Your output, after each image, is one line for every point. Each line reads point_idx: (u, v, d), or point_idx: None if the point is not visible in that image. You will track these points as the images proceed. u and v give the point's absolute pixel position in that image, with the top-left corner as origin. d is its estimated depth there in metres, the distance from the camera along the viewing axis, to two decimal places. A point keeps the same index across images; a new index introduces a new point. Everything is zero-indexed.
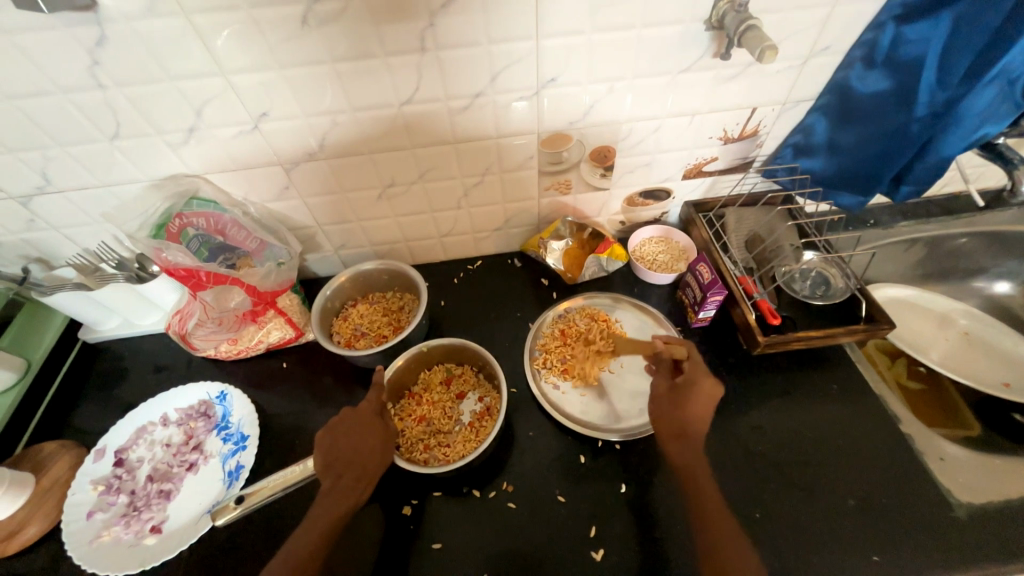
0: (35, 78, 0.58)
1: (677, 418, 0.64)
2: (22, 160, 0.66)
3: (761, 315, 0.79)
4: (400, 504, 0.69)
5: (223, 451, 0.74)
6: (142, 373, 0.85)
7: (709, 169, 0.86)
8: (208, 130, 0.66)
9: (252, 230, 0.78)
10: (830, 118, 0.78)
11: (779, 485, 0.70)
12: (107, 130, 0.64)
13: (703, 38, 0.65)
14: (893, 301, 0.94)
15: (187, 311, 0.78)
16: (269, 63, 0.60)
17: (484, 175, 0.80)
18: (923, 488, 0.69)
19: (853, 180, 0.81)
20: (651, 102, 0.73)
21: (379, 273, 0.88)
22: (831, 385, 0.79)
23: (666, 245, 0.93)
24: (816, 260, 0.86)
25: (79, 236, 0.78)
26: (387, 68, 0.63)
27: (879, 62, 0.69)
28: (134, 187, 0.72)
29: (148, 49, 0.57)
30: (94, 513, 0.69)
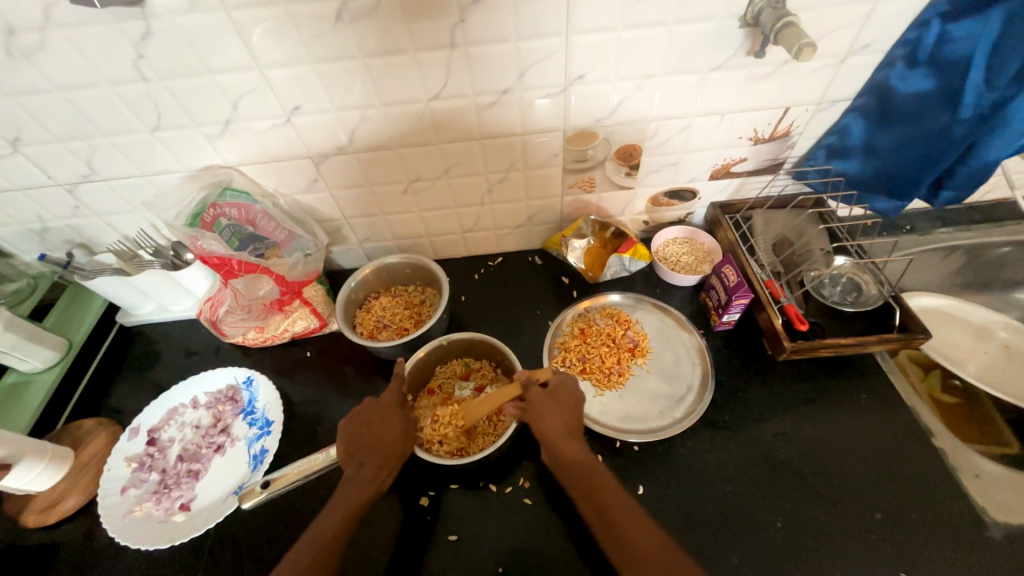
0: (85, 71, 0.60)
1: (571, 418, 0.64)
2: (70, 149, 0.69)
3: (788, 320, 0.77)
4: (417, 495, 0.70)
5: (249, 435, 0.76)
6: (174, 356, 0.88)
7: (737, 169, 0.84)
8: (243, 123, 0.68)
9: (282, 222, 0.80)
10: (868, 120, 0.75)
11: (802, 495, 0.68)
12: (149, 122, 0.67)
13: (737, 35, 0.64)
14: (928, 310, 0.91)
15: (219, 297, 0.80)
16: (303, 57, 0.62)
17: (508, 172, 0.80)
18: (955, 505, 0.66)
19: (889, 185, 0.78)
20: (679, 101, 0.72)
21: (402, 267, 0.89)
22: (860, 394, 0.76)
23: (690, 246, 0.92)
24: (847, 266, 0.83)
25: (120, 223, 0.81)
26: (417, 63, 0.64)
27: (922, 61, 0.66)
28: (171, 177, 0.75)
29: (189, 43, 0.59)
30: (128, 489, 0.72)
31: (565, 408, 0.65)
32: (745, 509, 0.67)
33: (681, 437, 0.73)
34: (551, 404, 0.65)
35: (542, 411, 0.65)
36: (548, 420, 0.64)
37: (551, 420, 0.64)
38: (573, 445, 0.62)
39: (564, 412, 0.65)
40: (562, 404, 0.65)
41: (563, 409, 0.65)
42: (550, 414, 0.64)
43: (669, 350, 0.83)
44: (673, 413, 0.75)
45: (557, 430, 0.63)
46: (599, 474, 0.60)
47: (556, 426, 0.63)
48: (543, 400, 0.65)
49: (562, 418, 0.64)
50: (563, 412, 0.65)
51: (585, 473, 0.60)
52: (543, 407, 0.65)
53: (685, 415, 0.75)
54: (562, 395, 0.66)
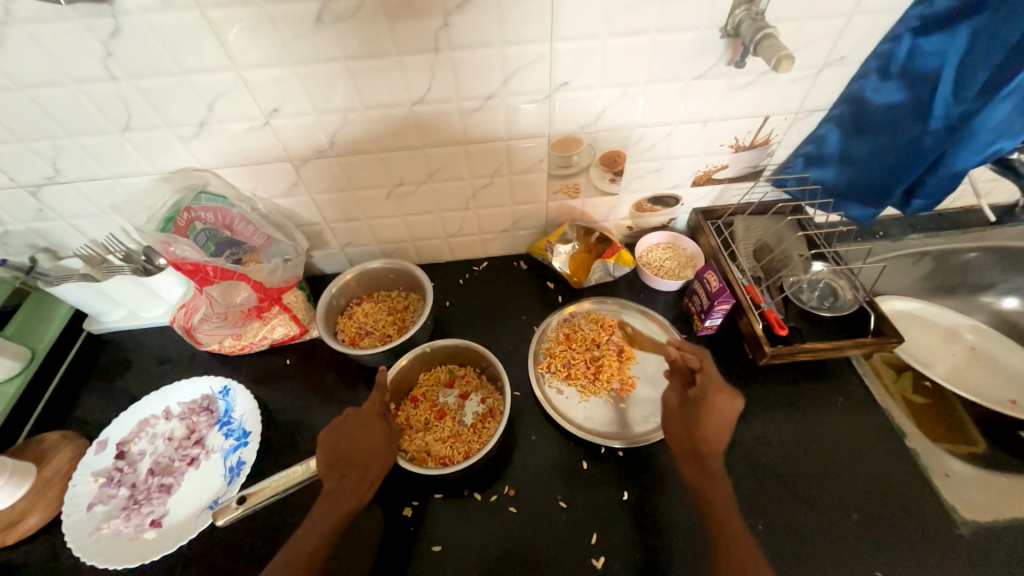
0: (48, 68, 0.58)
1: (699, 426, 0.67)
2: (33, 149, 0.66)
3: (768, 325, 0.79)
4: (400, 505, 0.69)
5: (225, 447, 0.74)
6: (145, 365, 0.85)
7: (719, 176, 0.85)
8: (219, 124, 0.66)
9: (260, 226, 0.78)
10: (844, 129, 0.77)
11: (783, 497, 0.69)
12: (118, 122, 0.64)
13: (718, 45, 0.65)
14: (900, 314, 0.93)
15: (192, 305, 0.77)
16: (282, 58, 0.60)
17: (493, 177, 0.80)
18: (927, 504, 0.68)
19: (864, 192, 0.81)
20: (663, 109, 0.72)
21: (386, 272, 0.88)
22: (836, 397, 0.78)
23: (673, 251, 0.93)
24: (825, 272, 0.85)
25: (87, 227, 0.78)
26: (400, 67, 0.63)
27: (894, 73, 0.69)
28: (143, 180, 0.72)
29: (161, 41, 0.57)
30: (95, 505, 0.69)
31: (722, 420, 0.64)
32: None
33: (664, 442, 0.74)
34: (712, 414, 0.65)
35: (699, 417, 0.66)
36: (710, 435, 0.65)
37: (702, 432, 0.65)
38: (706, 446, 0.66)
39: (721, 423, 0.64)
40: (724, 414, 0.65)
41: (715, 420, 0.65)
42: (711, 423, 0.65)
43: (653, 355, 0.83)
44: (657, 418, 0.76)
45: (715, 439, 0.65)
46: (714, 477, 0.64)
47: (709, 439, 0.64)
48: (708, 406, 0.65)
49: (714, 432, 0.64)
50: (722, 429, 0.65)
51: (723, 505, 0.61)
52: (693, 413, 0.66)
53: None
54: (724, 405, 0.65)
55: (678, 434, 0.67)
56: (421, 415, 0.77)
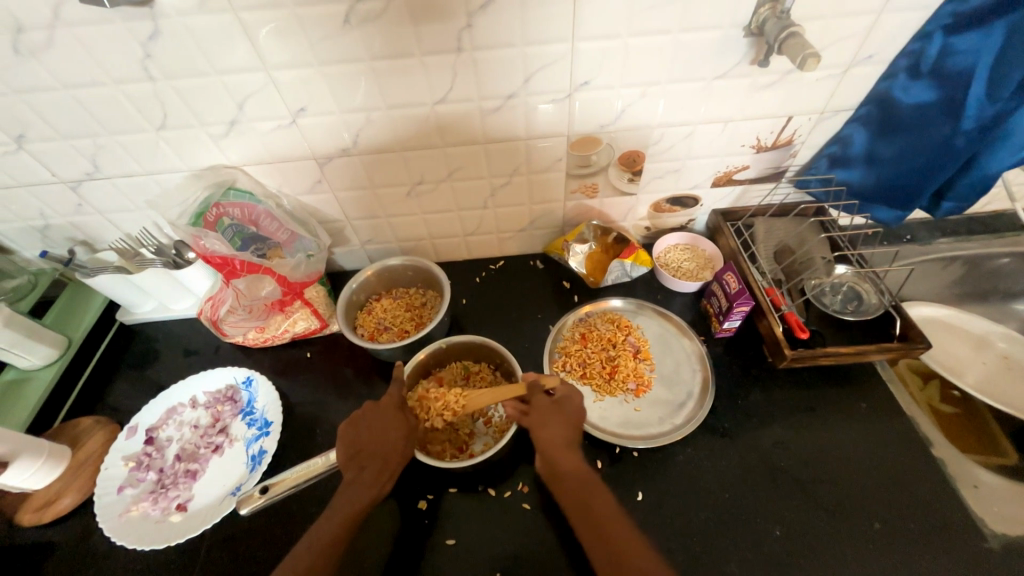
0: (91, 69, 0.60)
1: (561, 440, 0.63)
2: (75, 146, 0.69)
3: (789, 328, 0.77)
4: (416, 498, 0.70)
5: (248, 436, 0.76)
6: (173, 356, 0.88)
7: (739, 177, 0.85)
8: (248, 123, 0.69)
9: (284, 222, 0.80)
10: (871, 130, 0.75)
11: (802, 503, 0.68)
12: (155, 121, 0.67)
13: (741, 44, 0.64)
14: (927, 320, 0.91)
15: (219, 297, 0.80)
16: (309, 59, 0.62)
17: (511, 176, 0.81)
18: (955, 515, 0.66)
19: (892, 194, 0.79)
20: (683, 109, 0.72)
21: (404, 269, 0.89)
22: (859, 403, 0.76)
23: (691, 252, 0.92)
24: (848, 275, 0.83)
25: (122, 221, 0.81)
26: (423, 67, 0.64)
27: (924, 73, 0.67)
28: (175, 176, 0.75)
29: (197, 44, 0.59)
30: (125, 488, 0.71)
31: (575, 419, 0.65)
32: (745, 517, 0.67)
33: (681, 444, 0.73)
34: (566, 410, 0.65)
35: (552, 417, 0.64)
36: (556, 426, 0.64)
37: (561, 428, 0.64)
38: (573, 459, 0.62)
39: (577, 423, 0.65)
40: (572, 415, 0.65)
41: (568, 420, 0.64)
42: (563, 420, 0.64)
43: (670, 356, 0.83)
44: (673, 420, 0.75)
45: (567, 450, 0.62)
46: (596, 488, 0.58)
47: (563, 436, 0.63)
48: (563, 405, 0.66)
49: (562, 431, 0.63)
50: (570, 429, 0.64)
51: (594, 496, 0.57)
52: (549, 414, 0.65)
53: (686, 422, 0.75)
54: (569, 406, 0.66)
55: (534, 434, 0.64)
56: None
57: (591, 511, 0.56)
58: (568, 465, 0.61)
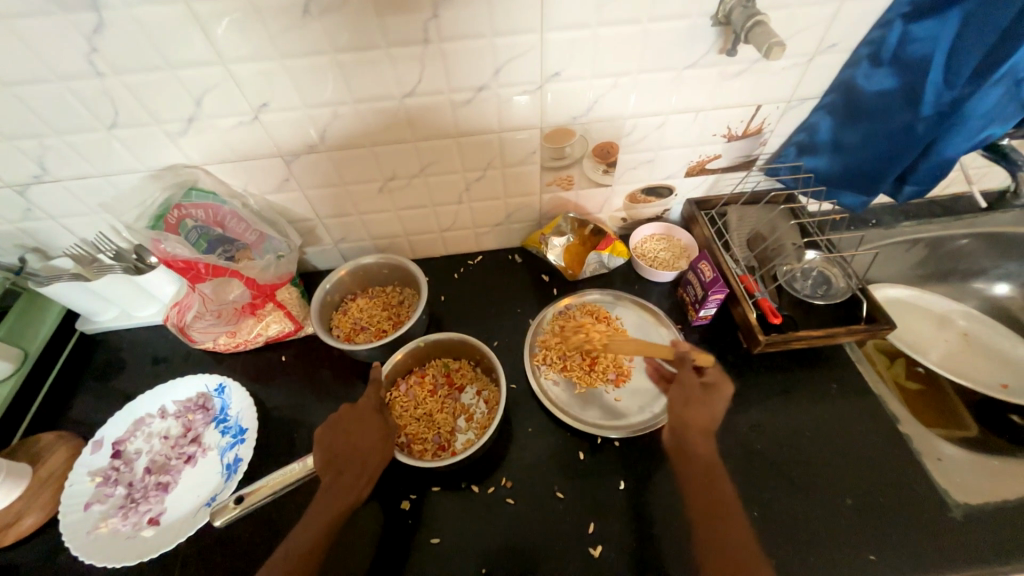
0: (32, 65, 0.57)
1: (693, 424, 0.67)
2: (18, 148, 0.65)
3: (762, 313, 0.79)
4: (399, 498, 0.69)
5: (222, 444, 0.74)
6: (140, 365, 0.85)
7: (712, 166, 0.85)
8: (208, 120, 0.66)
9: (252, 223, 0.77)
10: (837, 117, 0.77)
11: (778, 483, 0.70)
12: (105, 119, 0.64)
13: (710, 33, 0.64)
14: (893, 301, 0.94)
15: (185, 303, 0.76)
16: (269, 52, 0.59)
17: (485, 170, 0.80)
18: (920, 487, 0.69)
19: (858, 179, 0.81)
20: (655, 99, 0.72)
21: (380, 267, 0.87)
22: (829, 384, 0.79)
23: (667, 242, 0.93)
24: (818, 260, 0.85)
25: (76, 226, 0.77)
26: (390, 59, 0.62)
27: (886, 60, 0.68)
28: (132, 178, 0.71)
29: (147, 37, 0.56)
30: (92, 504, 0.68)
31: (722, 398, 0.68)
32: None
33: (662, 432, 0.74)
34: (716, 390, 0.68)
35: (698, 396, 0.68)
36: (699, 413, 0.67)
37: (708, 410, 0.67)
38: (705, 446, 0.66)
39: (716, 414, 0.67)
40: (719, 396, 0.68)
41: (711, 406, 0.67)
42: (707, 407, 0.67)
43: None
44: (652, 408, 0.76)
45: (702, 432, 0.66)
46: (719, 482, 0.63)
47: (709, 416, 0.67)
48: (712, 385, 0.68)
49: (708, 415, 0.67)
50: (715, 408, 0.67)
51: (716, 488, 0.62)
52: (693, 397, 0.68)
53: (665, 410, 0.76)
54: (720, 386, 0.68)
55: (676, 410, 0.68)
56: (432, 403, 0.77)
57: (708, 497, 0.61)
58: (695, 451, 0.65)
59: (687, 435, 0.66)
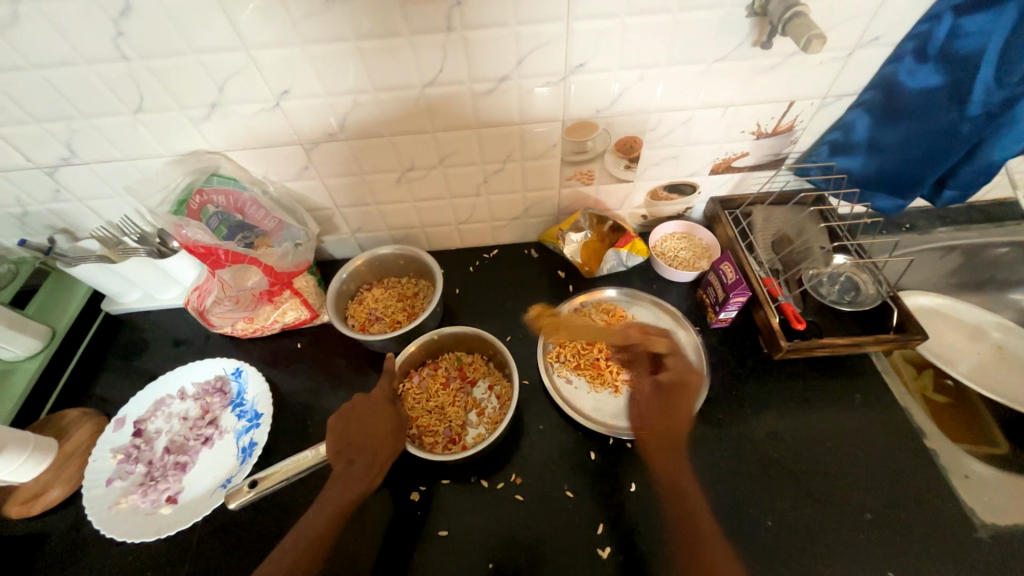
0: (60, 47, 0.57)
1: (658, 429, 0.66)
2: (48, 130, 0.66)
3: (786, 319, 0.76)
4: (408, 490, 0.69)
5: (238, 428, 0.75)
6: (161, 346, 0.87)
7: (738, 164, 0.83)
8: (230, 106, 0.66)
9: (271, 210, 0.78)
10: (874, 116, 0.73)
11: (794, 493, 0.68)
12: (131, 104, 0.64)
13: (744, 24, 0.62)
14: (924, 310, 0.90)
15: (205, 288, 0.78)
16: (292, 38, 0.59)
17: (505, 162, 0.78)
18: (945, 505, 0.67)
19: (894, 182, 0.78)
20: (682, 93, 0.70)
21: (396, 258, 0.87)
22: (853, 394, 0.76)
23: (688, 241, 0.90)
24: (847, 265, 0.82)
25: (102, 208, 0.79)
26: (412, 47, 0.61)
27: (931, 55, 0.64)
28: (156, 162, 0.72)
29: (170, 20, 0.56)
30: (113, 480, 0.71)
31: (688, 398, 0.69)
32: (737, 507, 0.67)
33: None
34: (682, 390, 0.70)
35: (670, 401, 0.69)
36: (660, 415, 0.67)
37: (677, 412, 0.68)
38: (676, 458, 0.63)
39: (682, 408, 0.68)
40: (692, 393, 0.70)
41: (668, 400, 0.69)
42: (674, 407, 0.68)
43: None
44: None
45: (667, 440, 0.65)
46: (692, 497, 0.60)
47: (674, 423, 0.66)
48: (679, 385, 0.70)
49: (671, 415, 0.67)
50: (676, 407, 0.68)
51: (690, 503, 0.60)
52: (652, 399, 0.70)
53: None
54: (691, 380, 0.71)
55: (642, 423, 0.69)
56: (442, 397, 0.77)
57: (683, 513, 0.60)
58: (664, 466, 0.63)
59: (661, 451, 0.64)
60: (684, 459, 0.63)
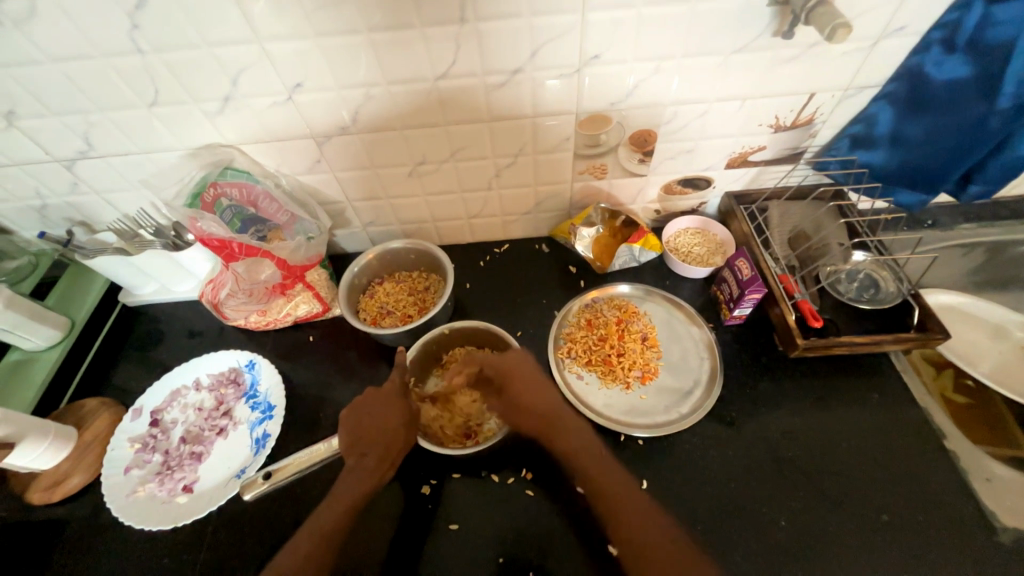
0: (77, 41, 0.58)
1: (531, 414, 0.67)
2: (66, 124, 0.67)
3: (801, 316, 0.75)
4: (419, 483, 0.70)
5: (252, 419, 0.76)
6: (176, 337, 0.88)
7: (755, 158, 0.81)
8: (243, 99, 0.66)
9: (284, 204, 0.78)
10: (898, 108, 0.71)
11: (808, 493, 0.67)
12: (146, 97, 0.65)
13: (765, 14, 0.60)
14: (946, 309, 0.88)
15: (219, 280, 0.79)
16: (304, 31, 0.59)
17: (517, 156, 0.78)
18: (965, 508, 0.65)
19: (916, 178, 0.76)
20: (699, 85, 0.68)
21: (407, 252, 0.88)
22: (871, 394, 0.75)
23: (702, 237, 0.89)
24: (866, 262, 0.80)
25: (119, 201, 0.80)
26: (424, 39, 0.60)
27: (960, 45, 0.62)
28: (171, 155, 0.73)
29: (185, 13, 0.56)
30: (131, 469, 0.72)
31: (536, 378, 0.68)
32: (750, 507, 0.67)
33: (687, 433, 0.72)
34: (515, 378, 0.69)
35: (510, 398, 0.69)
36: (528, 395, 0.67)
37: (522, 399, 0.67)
38: (565, 430, 0.65)
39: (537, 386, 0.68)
40: (527, 371, 0.69)
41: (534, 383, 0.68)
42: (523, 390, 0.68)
43: (678, 344, 0.81)
44: (679, 409, 0.74)
45: (543, 420, 0.66)
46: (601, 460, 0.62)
47: (544, 406, 0.67)
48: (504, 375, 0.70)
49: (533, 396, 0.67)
50: (540, 387, 0.68)
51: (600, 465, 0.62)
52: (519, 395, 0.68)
53: (692, 411, 0.74)
54: (515, 365, 0.70)
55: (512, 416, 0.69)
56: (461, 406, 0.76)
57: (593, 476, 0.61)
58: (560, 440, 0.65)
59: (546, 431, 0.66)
60: (568, 423, 0.65)
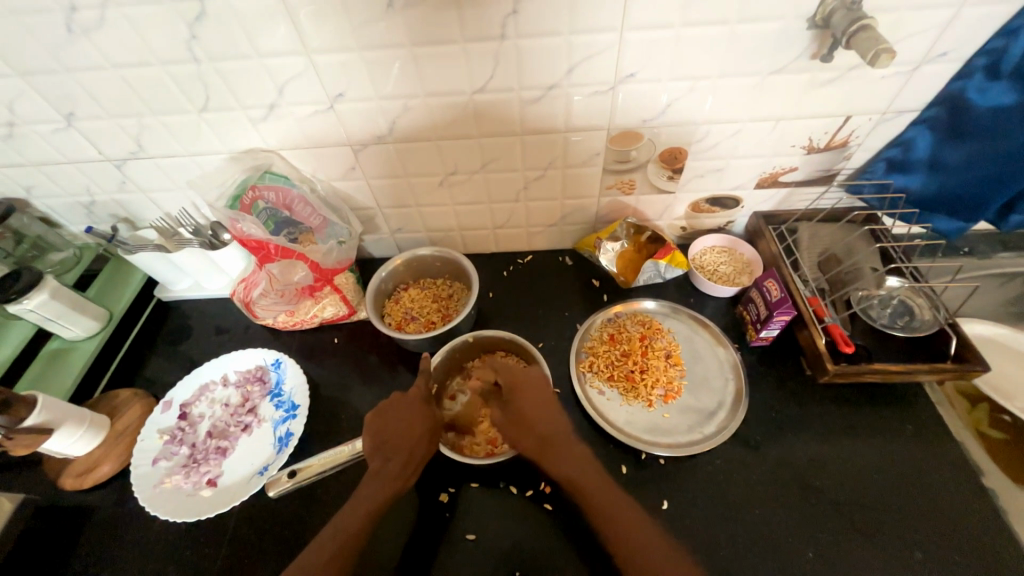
0: (140, 50, 0.61)
1: (532, 426, 0.67)
2: (120, 126, 0.70)
3: (832, 341, 0.73)
4: (437, 491, 0.70)
5: (276, 417, 0.77)
6: (206, 334, 0.90)
7: (786, 179, 0.80)
8: (287, 107, 0.68)
9: (318, 208, 0.80)
10: (939, 133, 0.70)
11: (835, 523, 0.65)
12: (197, 103, 0.68)
13: (803, 37, 0.60)
14: (984, 340, 0.85)
15: (253, 280, 0.81)
16: (350, 43, 0.61)
17: (546, 169, 0.79)
18: (1005, 549, 0.62)
19: (954, 204, 0.75)
20: (733, 105, 0.68)
21: (433, 259, 0.89)
22: (903, 424, 0.72)
23: (728, 255, 0.88)
24: (900, 288, 0.78)
25: (162, 200, 0.83)
26: (465, 54, 0.62)
27: (1005, 73, 0.61)
28: (215, 159, 0.76)
29: (240, 25, 0.59)
30: (159, 460, 0.74)
31: (543, 394, 0.69)
32: (774, 534, 0.65)
33: (709, 455, 0.71)
34: (527, 394, 0.69)
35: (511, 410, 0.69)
36: (529, 408, 0.68)
37: (524, 410, 0.68)
38: (563, 448, 0.65)
39: (542, 402, 0.68)
40: (542, 392, 0.69)
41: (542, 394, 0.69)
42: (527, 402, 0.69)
43: (702, 364, 0.80)
44: (702, 429, 0.73)
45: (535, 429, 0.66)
46: (602, 477, 0.62)
47: (545, 421, 0.67)
48: (521, 389, 0.70)
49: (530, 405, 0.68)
50: (548, 404, 0.68)
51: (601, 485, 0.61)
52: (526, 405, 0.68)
53: (715, 432, 0.72)
54: (527, 380, 0.70)
55: (515, 437, 0.67)
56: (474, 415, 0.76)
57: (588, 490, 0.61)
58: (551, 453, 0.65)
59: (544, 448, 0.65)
60: (563, 438, 0.66)
